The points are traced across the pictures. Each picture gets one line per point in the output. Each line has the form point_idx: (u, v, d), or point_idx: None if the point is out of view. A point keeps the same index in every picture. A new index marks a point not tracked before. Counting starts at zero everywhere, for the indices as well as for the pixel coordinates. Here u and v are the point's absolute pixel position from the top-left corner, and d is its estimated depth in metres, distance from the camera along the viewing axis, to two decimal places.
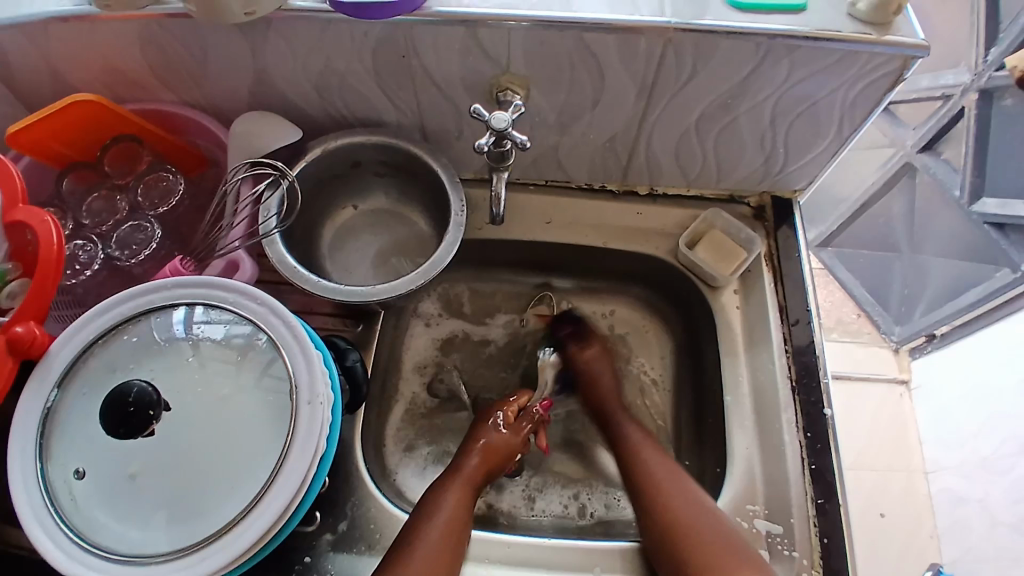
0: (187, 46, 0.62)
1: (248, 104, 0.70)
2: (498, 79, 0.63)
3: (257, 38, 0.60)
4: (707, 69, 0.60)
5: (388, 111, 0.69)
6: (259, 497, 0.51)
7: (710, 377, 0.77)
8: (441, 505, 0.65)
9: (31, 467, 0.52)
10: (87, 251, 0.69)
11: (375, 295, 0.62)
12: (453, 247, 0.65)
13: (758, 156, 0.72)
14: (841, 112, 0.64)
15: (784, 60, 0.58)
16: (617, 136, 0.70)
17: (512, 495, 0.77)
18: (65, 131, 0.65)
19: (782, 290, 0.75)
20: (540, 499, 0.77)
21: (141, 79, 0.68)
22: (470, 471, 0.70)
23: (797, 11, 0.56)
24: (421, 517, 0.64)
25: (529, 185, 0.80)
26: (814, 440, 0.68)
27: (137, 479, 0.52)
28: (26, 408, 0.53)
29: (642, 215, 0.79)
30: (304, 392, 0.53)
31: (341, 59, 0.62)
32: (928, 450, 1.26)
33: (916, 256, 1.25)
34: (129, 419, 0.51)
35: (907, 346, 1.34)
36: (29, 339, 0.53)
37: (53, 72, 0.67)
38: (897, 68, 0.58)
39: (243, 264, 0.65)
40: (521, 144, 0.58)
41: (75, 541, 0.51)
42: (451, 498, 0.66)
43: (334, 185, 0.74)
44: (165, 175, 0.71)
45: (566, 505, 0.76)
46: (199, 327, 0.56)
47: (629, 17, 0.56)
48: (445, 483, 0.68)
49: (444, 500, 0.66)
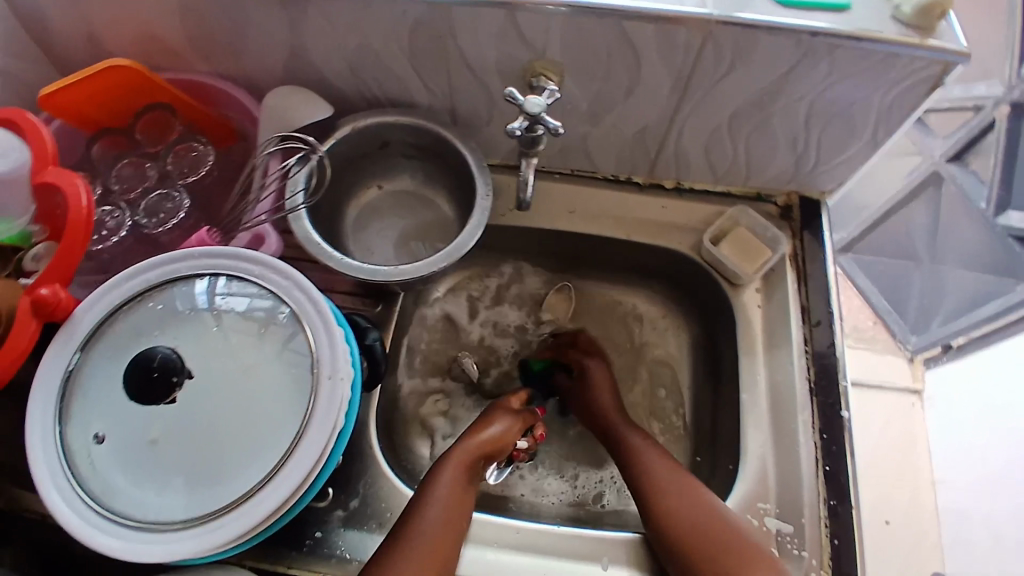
0: (224, 16, 0.62)
1: (280, 78, 0.70)
2: (533, 65, 0.62)
3: (295, 12, 0.60)
4: (746, 64, 0.59)
5: (419, 92, 0.69)
6: (277, 468, 0.51)
7: (727, 376, 0.76)
8: (443, 477, 0.65)
9: (51, 430, 0.53)
10: (114, 217, 0.69)
11: (398, 275, 0.63)
12: (478, 231, 0.65)
13: (789, 156, 0.71)
14: (877, 115, 0.63)
15: (823, 60, 0.57)
16: (648, 128, 0.70)
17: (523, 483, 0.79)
18: (97, 96, 0.65)
19: (805, 291, 0.74)
20: (551, 487, 0.79)
21: (176, 48, 0.68)
22: (471, 443, 0.70)
23: (841, 10, 0.55)
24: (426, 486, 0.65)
25: (554, 173, 0.79)
26: (830, 442, 0.68)
27: (155, 445, 0.52)
28: (48, 370, 0.54)
29: (667, 209, 0.79)
30: (325, 367, 0.54)
31: (377, 38, 0.62)
32: (936, 462, 1.25)
33: (936, 266, 1.23)
34: (154, 385, 0.52)
35: (922, 356, 1.33)
36: (54, 302, 0.53)
37: (90, 36, 0.67)
38: (937, 74, 0.57)
39: (269, 237, 0.65)
40: (555, 130, 0.58)
41: (92, 505, 0.51)
42: (451, 470, 0.66)
43: (362, 164, 0.74)
44: (195, 145, 0.71)
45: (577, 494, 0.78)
46: (222, 298, 0.56)
47: (671, 7, 0.55)
48: (448, 455, 0.69)
49: (447, 471, 0.66)
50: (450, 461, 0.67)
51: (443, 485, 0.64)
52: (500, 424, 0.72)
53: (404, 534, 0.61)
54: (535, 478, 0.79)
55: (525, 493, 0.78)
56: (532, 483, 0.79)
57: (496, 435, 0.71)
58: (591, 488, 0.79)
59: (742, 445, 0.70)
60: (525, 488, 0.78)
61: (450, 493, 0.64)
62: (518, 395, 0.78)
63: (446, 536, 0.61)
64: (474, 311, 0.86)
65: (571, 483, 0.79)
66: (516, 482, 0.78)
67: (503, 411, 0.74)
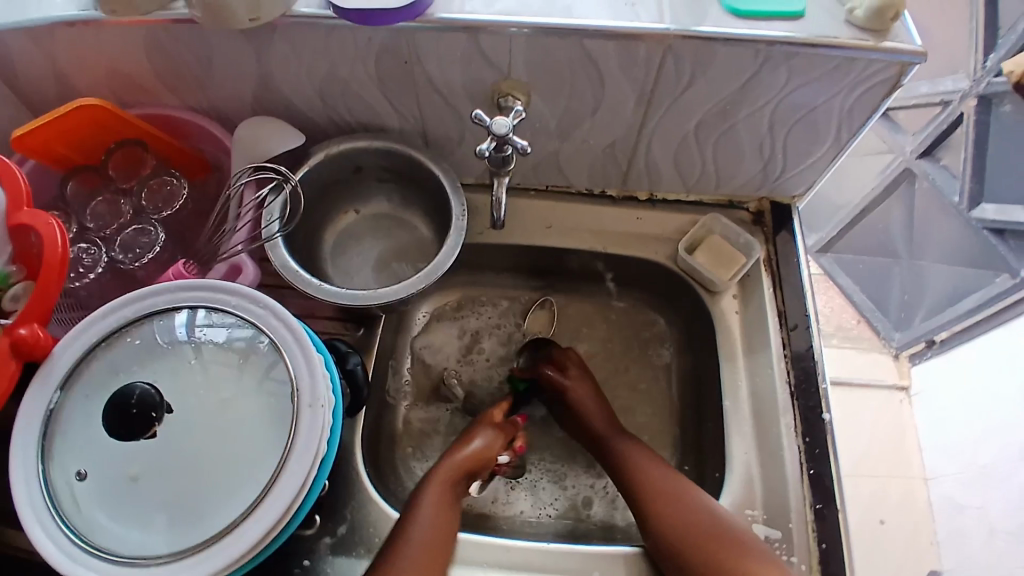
0: (193, 52, 0.63)
1: (252, 108, 0.71)
2: (499, 85, 0.63)
3: (262, 44, 0.60)
4: (706, 76, 0.60)
5: (390, 116, 0.70)
6: (260, 499, 0.51)
7: (709, 382, 0.77)
8: (425, 498, 0.66)
9: (33, 469, 0.52)
10: (90, 255, 0.69)
11: (375, 298, 0.63)
12: (454, 252, 0.65)
13: (757, 162, 0.73)
14: (839, 118, 0.64)
15: (783, 67, 0.59)
16: (617, 142, 0.71)
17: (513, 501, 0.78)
18: (68, 135, 0.66)
19: (781, 295, 0.75)
20: (540, 502, 0.78)
21: (146, 83, 0.68)
22: (453, 462, 0.70)
23: (796, 17, 0.57)
24: (408, 512, 0.65)
25: (529, 190, 0.80)
26: (812, 445, 0.69)
27: (138, 481, 0.52)
28: (28, 409, 0.54)
29: (641, 220, 0.80)
30: (305, 395, 0.54)
31: (344, 65, 0.62)
32: (928, 456, 1.26)
33: (915, 262, 1.25)
34: (132, 421, 0.52)
35: (907, 352, 1.35)
36: (32, 341, 0.53)
37: (60, 76, 0.68)
38: (894, 75, 0.58)
39: (246, 267, 0.65)
40: (523, 148, 0.59)
41: (78, 544, 0.51)
42: (431, 495, 0.66)
43: (337, 189, 0.75)
44: (169, 179, 0.71)
45: (567, 507, 0.78)
46: (201, 330, 0.57)
47: (629, 24, 0.56)
48: (429, 478, 0.69)
49: (427, 495, 0.66)
50: (433, 482, 0.68)
51: (426, 507, 0.65)
52: (481, 438, 0.73)
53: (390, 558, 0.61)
54: (528, 490, 0.79)
55: (518, 505, 0.78)
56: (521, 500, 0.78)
57: (477, 452, 0.71)
58: (584, 498, 0.79)
59: (726, 451, 0.71)
60: (518, 501, 0.78)
61: (433, 514, 0.65)
62: (501, 408, 0.78)
63: (432, 558, 0.62)
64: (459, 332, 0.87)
65: (563, 493, 0.79)
66: (509, 495, 0.78)
67: (484, 425, 0.75)
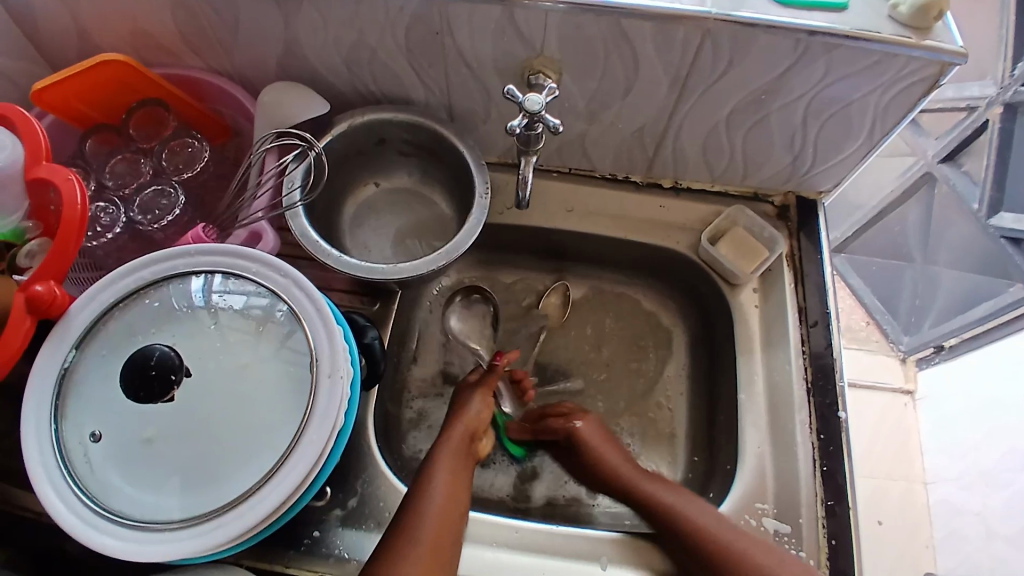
0: (219, 12, 0.61)
1: (276, 74, 0.70)
2: (531, 62, 0.62)
3: (290, 7, 0.59)
4: (743, 63, 0.59)
5: (416, 89, 0.69)
6: (277, 467, 0.51)
7: (724, 375, 0.76)
8: (440, 464, 0.67)
9: (46, 429, 0.52)
10: (109, 213, 0.68)
11: (396, 272, 0.62)
12: (477, 229, 0.64)
13: (786, 155, 0.71)
14: (874, 115, 0.63)
15: (821, 59, 0.57)
16: (646, 127, 0.70)
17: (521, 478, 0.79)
18: (89, 91, 0.65)
19: (802, 290, 0.74)
20: (548, 481, 0.78)
21: (169, 43, 0.67)
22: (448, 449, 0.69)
23: (838, 9, 0.56)
24: (415, 496, 0.63)
25: (552, 172, 0.79)
26: (827, 442, 0.68)
27: (153, 443, 0.52)
28: (43, 368, 0.53)
29: (665, 209, 0.79)
30: (324, 365, 0.53)
31: (373, 34, 0.61)
32: (929, 461, 1.26)
33: (929, 267, 1.25)
34: (151, 382, 0.50)
35: (914, 356, 1.34)
36: (48, 299, 0.52)
37: (81, 30, 0.67)
38: (934, 74, 0.57)
39: (266, 235, 0.65)
40: (554, 127, 0.58)
41: (88, 504, 0.51)
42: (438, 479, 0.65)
43: (359, 161, 0.74)
44: (190, 141, 0.70)
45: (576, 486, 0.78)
46: (218, 296, 0.56)
47: (669, 5, 0.55)
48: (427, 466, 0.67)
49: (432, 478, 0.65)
50: (445, 450, 0.68)
51: (438, 476, 0.65)
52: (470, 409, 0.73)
53: (401, 527, 0.61)
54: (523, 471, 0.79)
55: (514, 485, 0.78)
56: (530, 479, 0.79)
57: (471, 419, 0.72)
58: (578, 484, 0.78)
59: (740, 445, 0.70)
60: (524, 486, 0.78)
61: (447, 481, 0.65)
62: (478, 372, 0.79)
63: (446, 525, 0.61)
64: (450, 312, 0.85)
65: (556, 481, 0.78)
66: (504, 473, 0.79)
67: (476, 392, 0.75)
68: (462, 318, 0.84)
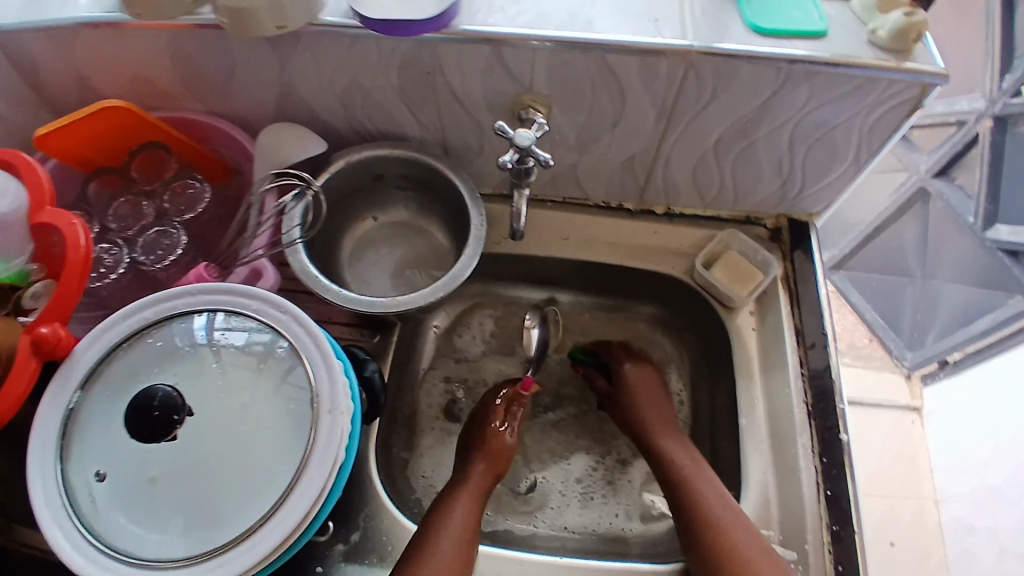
0: (218, 58, 0.64)
1: (274, 115, 0.72)
2: (521, 98, 0.64)
3: (287, 52, 0.61)
4: (726, 93, 0.61)
5: (411, 126, 0.70)
6: (278, 504, 0.51)
7: (723, 398, 0.77)
8: (456, 518, 0.65)
9: (51, 468, 0.53)
10: (112, 255, 0.69)
11: (396, 305, 0.63)
12: (473, 261, 0.65)
13: (775, 180, 0.73)
14: (859, 138, 0.64)
15: (803, 86, 0.59)
16: (635, 156, 0.71)
17: (554, 513, 0.77)
18: (92, 136, 0.67)
19: (798, 312, 0.75)
20: (584, 509, 0.77)
21: (170, 88, 0.70)
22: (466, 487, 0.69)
23: (817, 37, 0.58)
24: (428, 532, 0.63)
25: (547, 203, 0.80)
26: (829, 465, 0.68)
27: (156, 482, 0.52)
28: (48, 410, 0.54)
29: (658, 234, 0.80)
30: (324, 401, 0.54)
31: (368, 75, 0.63)
32: (938, 478, 1.25)
33: (929, 282, 1.26)
34: (154, 423, 0.51)
35: (918, 372, 1.34)
36: (54, 340, 0.54)
37: (87, 79, 0.69)
38: (915, 95, 0.58)
39: (267, 271, 0.65)
40: (545, 161, 0.59)
41: (93, 543, 0.51)
42: (461, 514, 0.65)
43: (355, 197, 0.75)
44: (191, 183, 0.72)
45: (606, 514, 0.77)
46: (220, 333, 0.57)
47: (652, 39, 0.57)
48: (448, 505, 0.66)
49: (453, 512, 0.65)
50: (463, 500, 0.67)
51: (450, 527, 0.64)
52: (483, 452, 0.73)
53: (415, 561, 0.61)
54: (564, 502, 0.78)
55: (560, 516, 0.77)
56: (563, 506, 0.78)
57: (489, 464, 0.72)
58: (624, 508, 0.77)
59: (743, 470, 0.71)
60: (566, 515, 0.77)
61: (460, 530, 0.64)
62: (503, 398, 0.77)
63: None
64: (463, 356, 0.85)
65: (585, 508, 0.77)
66: (550, 505, 0.78)
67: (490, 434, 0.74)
68: (457, 345, 0.86)
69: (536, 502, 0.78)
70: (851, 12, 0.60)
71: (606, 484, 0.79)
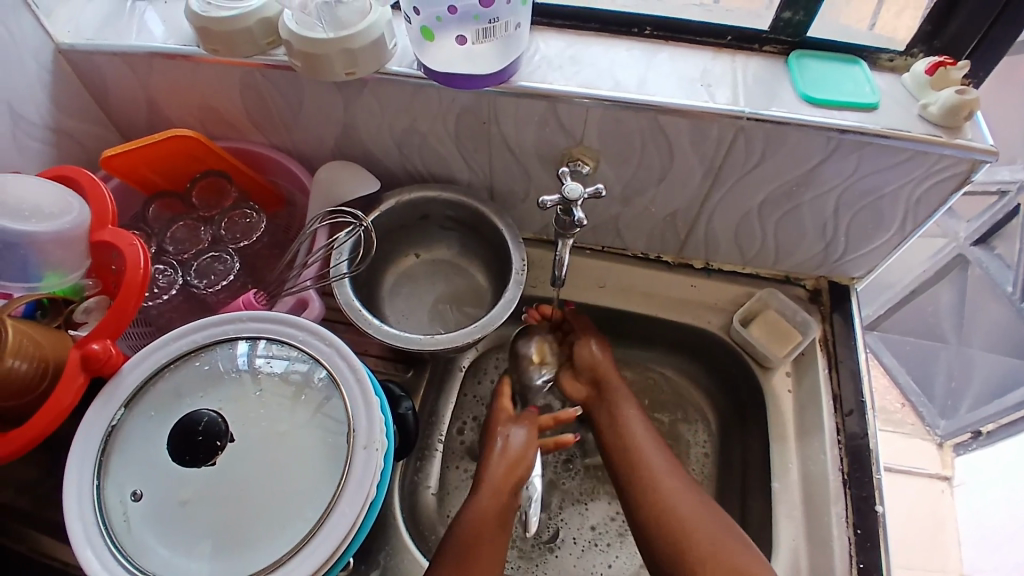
0: (285, 96, 0.67)
1: (331, 153, 0.74)
2: (571, 151, 0.65)
3: (350, 95, 0.64)
4: (774, 157, 0.62)
5: (461, 170, 0.72)
6: (308, 537, 0.51)
7: (755, 458, 0.75)
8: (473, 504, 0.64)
9: (88, 484, 0.53)
10: (166, 276, 0.71)
11: (434, 343, 0.64)
12: (511, 304, 0.66)
13: (817, 242, 0.73)
14: (905, 208, 0.64)
15: (852, 155, 0.60)
16: (677, 212, 0.72)
17: (564, 558, 0.75)
18: (158, 161, 0.70)
19: (836, 377, 0.74)
20: (593, 554, 0.76)
21: (235, 120, 0.73)
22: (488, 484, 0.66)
23: (867, 110, 0.58)
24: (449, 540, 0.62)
25: (586, 250, 0.82)
26: (864, 537, 0.65)
27: (188, 505, 0.53)
28: (92, 425, 0.55)
29: (695, 288, 0.80)
30: (360, 437, 0.55)
31: (425, 122, 0.66)
32: (965, 553, 1.17)
33: (963, 348, 1.24)
34: (196, 447, 0.53)
35: (951, 441, 1.28)
36: (104, 357, 0.55)
37: (158, 107, 0.73)
38: (964, 171, 0.58)
39: (313, 303, 0.66)
40: (579, 221, 0.59)
41: (123, 564, 0.51)
42: (474, 509, 0.64)
43: (399, 233, 0.77)
44: (248, 212, 0.75)
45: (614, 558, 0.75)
46: (262, 360, 0.58)
47: (703, 104, 0.58)
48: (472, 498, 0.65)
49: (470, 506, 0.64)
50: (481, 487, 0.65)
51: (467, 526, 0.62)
52: (500, 440, 0.69)
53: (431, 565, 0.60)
54: (579, 550, 0.76)
55: (573, 565, 0.75)
56: (576, 552, 0.76)
57: (509, 456, 0.68)
58: (630, 569, 0.75)
59: (774, 536, 0.68)
60: (571, 561, 0.75)
61: (473, 519, 0.63)
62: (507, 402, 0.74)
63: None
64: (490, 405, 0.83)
65: (596, 555, 0.75)
66: (569, 548, 0.76)
67: (508, 428, 0.71)
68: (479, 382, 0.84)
69: (549, 548, 0.76)
70: (904, 86, 0.61)
71: (618, 538, 0.76)
